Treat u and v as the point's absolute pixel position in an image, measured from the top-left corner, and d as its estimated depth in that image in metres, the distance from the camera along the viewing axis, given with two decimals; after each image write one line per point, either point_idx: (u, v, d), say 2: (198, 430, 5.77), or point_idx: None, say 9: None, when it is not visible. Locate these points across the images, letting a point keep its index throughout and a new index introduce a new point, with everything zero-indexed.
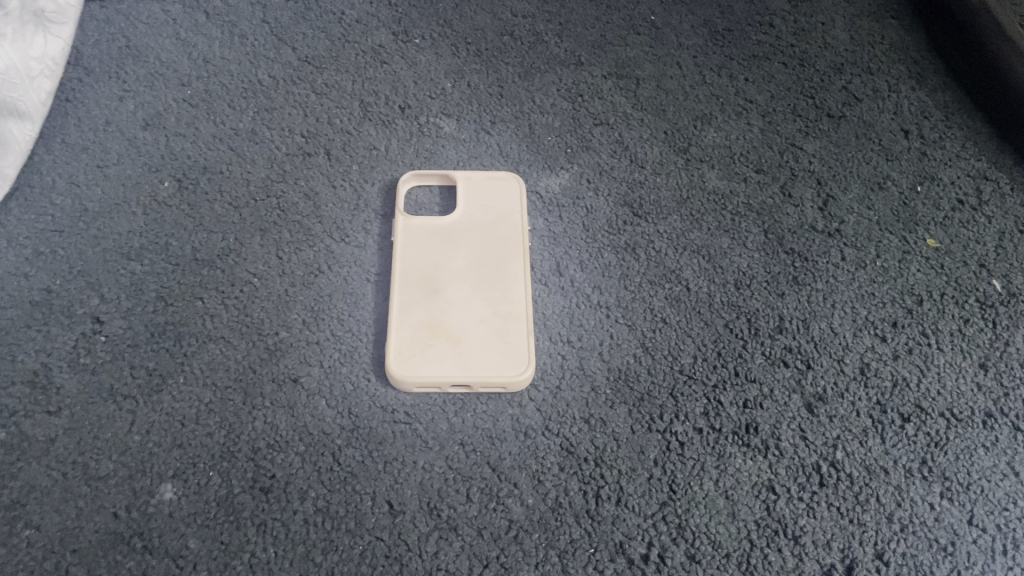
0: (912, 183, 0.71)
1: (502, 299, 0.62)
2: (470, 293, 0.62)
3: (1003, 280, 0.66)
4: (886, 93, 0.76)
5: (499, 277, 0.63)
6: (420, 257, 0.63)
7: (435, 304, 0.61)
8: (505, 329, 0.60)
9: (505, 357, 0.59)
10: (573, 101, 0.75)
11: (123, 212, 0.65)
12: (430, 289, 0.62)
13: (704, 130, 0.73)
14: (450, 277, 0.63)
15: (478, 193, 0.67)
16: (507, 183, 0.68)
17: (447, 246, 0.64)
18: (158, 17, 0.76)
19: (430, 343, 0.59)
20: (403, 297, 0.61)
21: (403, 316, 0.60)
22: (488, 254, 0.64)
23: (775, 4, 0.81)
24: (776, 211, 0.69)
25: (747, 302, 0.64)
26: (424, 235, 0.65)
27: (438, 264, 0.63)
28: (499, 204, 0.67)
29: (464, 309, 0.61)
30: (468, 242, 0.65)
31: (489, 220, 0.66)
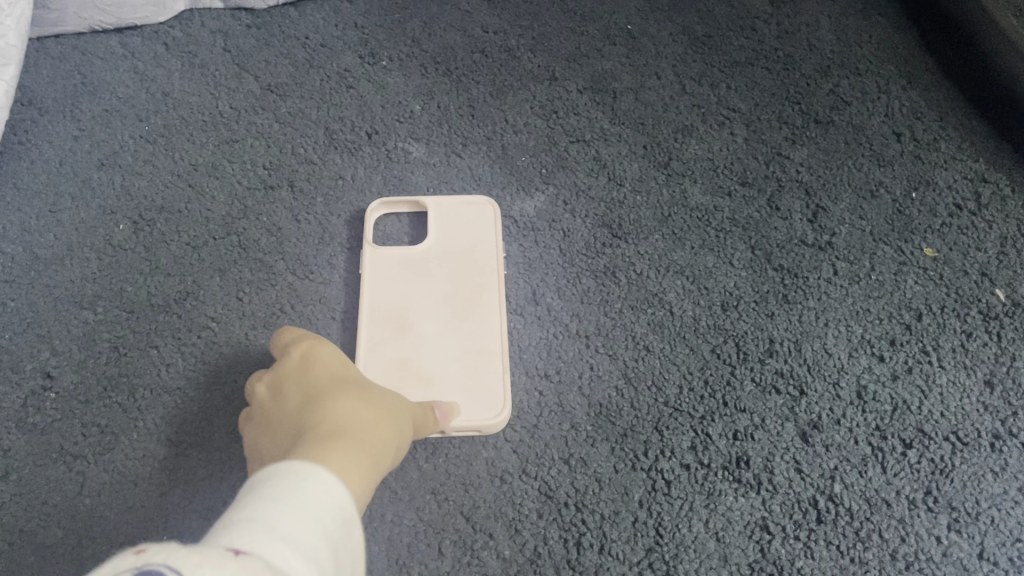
0: (906, 189, 0.68)
1: (476, 335, 0.58)
2: (442, 329, 0.59)
3: (1006, 289, 0.62)
4: (876, 95, 0.73)
5: (472, 311, 0.60)
6: (388, 291, 0.60)
7: (406, 343, 0.58)
8: (479, 367, 0.57)
9: (479, 401, 0.56)
10: (548, 118, 0.71)
11: (76, 259, 0.62)
12: (399, 327, 0.59)
13: (686, 142, 0.70)
14: (421, 312, 0.60)
15: (451, 220, 0.64)
16: (481, 208, 0.64)
17: (418, 279, 0.61)
18: (115, 50, 0.73)
19: (400, 386, 0.56)
20: (370, 337, 0.58)
21: (370, 358, 0.57)
22: (461, 286, 0.61)
23: (757, 6, 0.77)
24: (763, 226, 0.65)
25: (734, 324, 0.61)
26: (393, 267, 0.61)
27: (408, 299, 0.60)
28: (472, 231, 0.63)
29: (437, 346, 0.58)
30: (440, 273, 0.61)
31: (462, 249, 0.62)
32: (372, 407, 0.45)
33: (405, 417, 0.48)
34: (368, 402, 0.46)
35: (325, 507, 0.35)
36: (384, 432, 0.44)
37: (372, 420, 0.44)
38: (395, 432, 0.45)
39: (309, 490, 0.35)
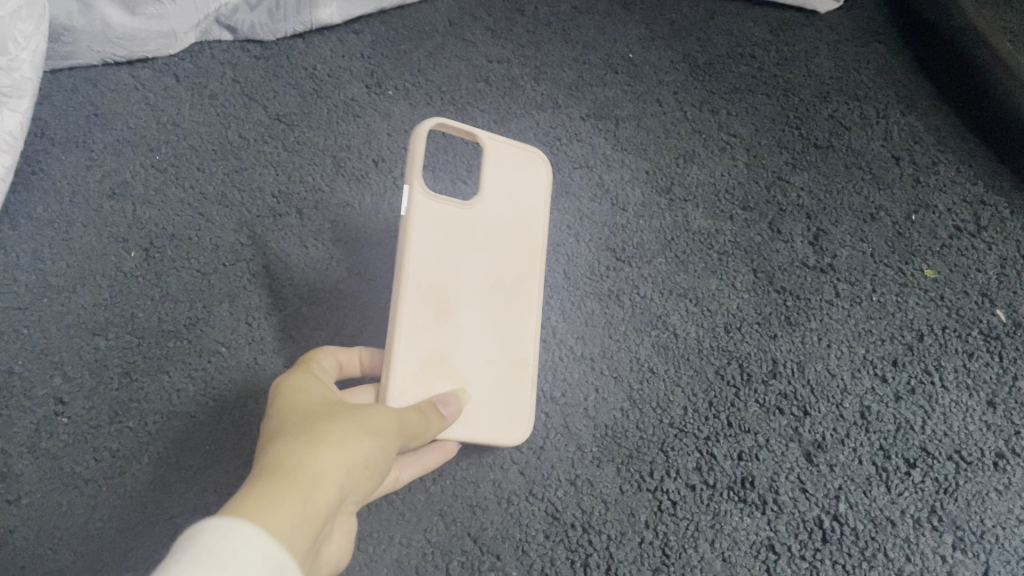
0: (906, 213, 0.68)
1: (515, 338, 0.55)
2: (484, 317, 0.53)
3: (1007, 310, 0.63)
4: (875, 120, 0.74)
5: (515, 302, 0.55)
6: (437, 251, 0.51)
7: (448, 326, 0.51)
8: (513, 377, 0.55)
9: (509, 419, 0.54)
10: (551, 145, 0.72)
11: (88, 286, 0.63)
12: (444, 301, 0.51)
13: (687, 167, 0.71)
14: (466, 288, 0.53)
15: (502, 171, 0.56)
16: (536, 167, 0.57)
17: (468, 241, 0.53)
18: (127, 82, 0.75)
19: (436, 381, 0.51)
20: (412, 308, 0.50)
21: (408, 337, 0.50)
22: (509, 266, 0.55)
23: (756, 34, 0.79)
24: (764, 249, 0.66)
25: (738, 346, 0.61)
26: (442, 229, 0.51)
27: (458, 267, 0.52)
28: (524, 192, 0.56)
29: (476, 337, 0.53)
30: (488, 239, 0.54)
31: (512, 216, 0.55)
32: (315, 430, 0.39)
33: (373, 421, 0.41)
34: (313, 426, 0.40)
35: (238, 565, 0.29)
36: (333, 451, 0.38)
37: (323, 447, 0.38)
38: (355, 443, 0.39)
39: (220, 545, 0.29)
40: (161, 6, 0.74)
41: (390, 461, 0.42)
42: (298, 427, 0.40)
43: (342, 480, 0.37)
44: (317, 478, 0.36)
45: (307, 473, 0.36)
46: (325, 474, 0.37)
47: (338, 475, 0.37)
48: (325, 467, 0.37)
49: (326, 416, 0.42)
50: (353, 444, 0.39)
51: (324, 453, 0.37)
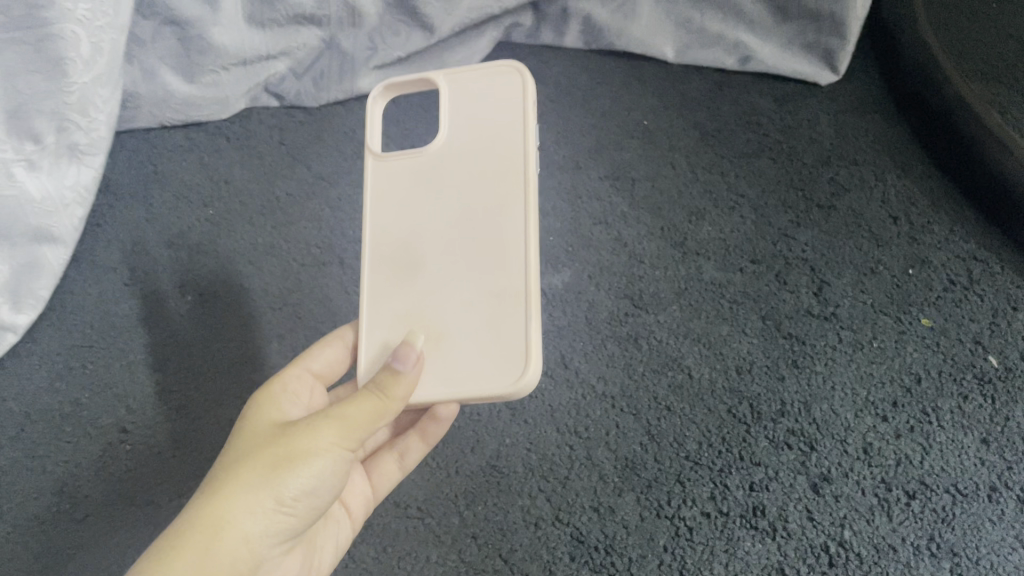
0: (903, 267, 0.74)
1: (496, 262, 0.53)
2: (456, 257, 0.55)
3: (998, 355, 0.68)
4: (873, 183, 0.80)
5: (494, 226, 0.54)
6: (397, 217, 0.57)
7: (412, 282, 0.55)
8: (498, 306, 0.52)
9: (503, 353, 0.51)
10: (572, 203, 0.78)
11: (149, 326, 0.70)
12: (408, 260, 0.56)
13: (699, 225, 0.77)
14: (432, 238, 0.56)
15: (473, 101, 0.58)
16: (508, 76, 0.58)
17: (432, 192, 0.57)
18: (180, 143, 0.82)
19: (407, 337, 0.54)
20: (376, 279, 0.56)
21: (375, 306, 0.56)
22: (480, 194, 0.56)
23: (761, 104, 0.85)
24: (772, 299, 0.72)
25: (748, 386, 0.66)
26: (402, 186, 0.58)
27: (422, 224, 0.57)
28: (498, 108, 0.57)
29: (449, 279, 0.54)
30: (455, 175, 0.57)
31: (484, 139, 0.57)
32: (241, 464, 0.44)
33: (300, 448, 0.45)
34: (246, 455, 0.45)
35: None
36: (245, 495, 0.43)
37: (239, 489, 0.43)
38: (271, 482, 0.44)
39: None
40: (217, 75, 0.80)
41: (335, 470, 0.46)
42: (237, 453, 0.45)
43: (251, 522, 0.43)
44: (223, 526, 0.42)
45: (214, 523, 0.42)
46: (232, 521, 0.42)
47: (244, 519, 0.43)
48: (234, 515, 0.43)
49: (269, 437, 0.46)
50: (268, 483, 0.44)
51: (231, 502, 0.43)
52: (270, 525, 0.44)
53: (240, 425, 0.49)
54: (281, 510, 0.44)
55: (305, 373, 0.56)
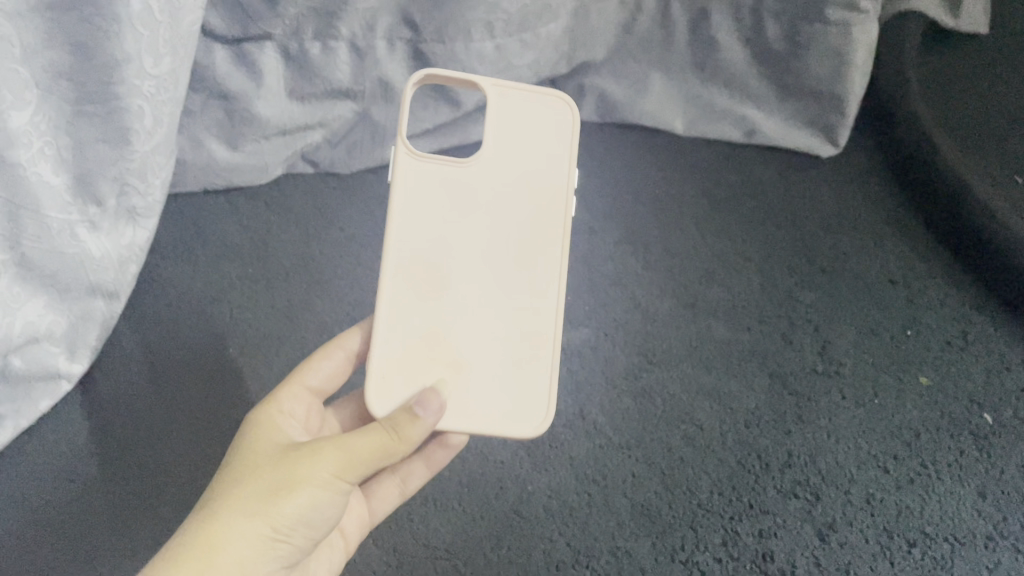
0: (902, 327, 0.79)
1: (525, 305, 0.60)
2: (483, 286, 0.60)
3: (993, 413, 0.73)
4: (872, 249, 0.85)
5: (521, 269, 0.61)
6: (421, 226, 0.60)
7: (436, 302, 0.59)
8: (524, 347, 0.60)
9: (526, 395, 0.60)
10: (588, 263, 0.83)
11: (195, 373, 0.78)
12: (432, 277, 0.59)
13: (709, 286, 0.82)
14: (459, 261, 0.60)
15: (516, 122, 0.62)
16: (558, 110, 0.62)
17: (463, 211, 0.60)
18: (222, 206, 0.88)
19: (427, 356, 0.59)
20: (396, 286, 0.59)
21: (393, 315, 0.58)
22: (514, 229, 0.61)
23: (766, 173, 0.91)
24: (778, 357, 0.76)
25: (757, 439, 0.72)
26: (433, 196, 0.60)
27: (448, 243, 0.60)
28: (543, 141, 0.62)
29: (476, 308, 0.60)
30: (489, 201, 0.61)
31: (525, 171, 0.61)
32: (243, 490, 0.49)
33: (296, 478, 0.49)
34: (245, 482, 0.50)
35: None
36: (241, 519, 0.48)
37: (237, 511, 0.48)
38: (266, 509, 0.48)
39: None
40: (260, 144, 0.86)
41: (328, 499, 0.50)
42: (237, 479, 0.50)
43: (245, 543, 0.47)
44: (219, 548, 0.47)
45: (212, 545, 0.47)
46: (229, 544, 0.47)
47: (239, 542, 0.47)
48: (230, 535, 0.47)
49: (267, 465, 0.51)
50: (264, 509, 0.48)
51: (228, 523, 0.47)
52: (266, 546, 0.49)
53: (241, 451, 0.54)
54: (275, 535, 0.49)
55: (302, 390, 0.62)
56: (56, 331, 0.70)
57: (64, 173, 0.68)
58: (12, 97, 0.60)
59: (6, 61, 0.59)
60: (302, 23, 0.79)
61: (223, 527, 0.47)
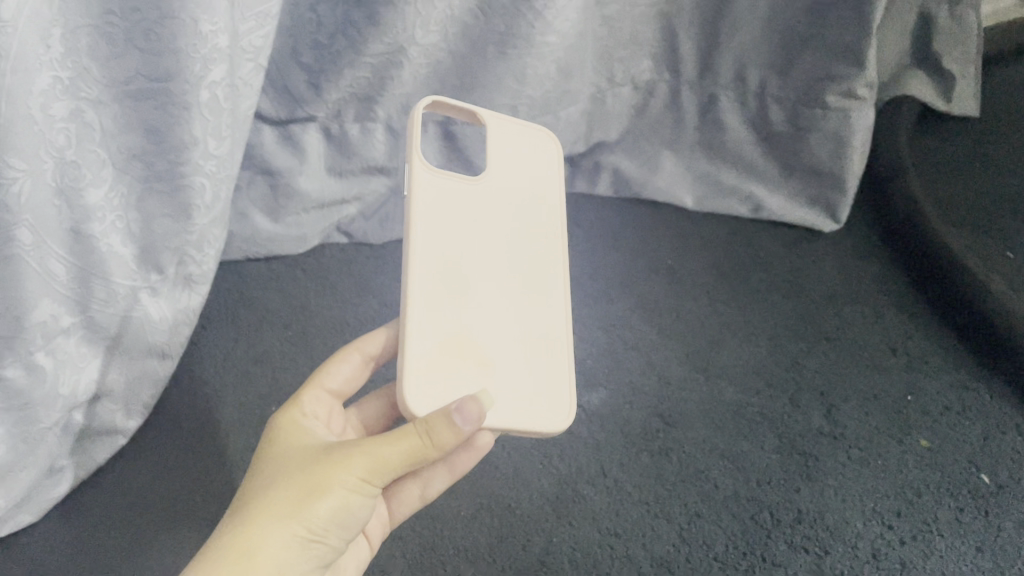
0: (903, 392, 0.84)
1: (534, 310, 0.65)
2: (498, 293, 0.63)
3: (990, 474, 0.78)
4: (873, 319, 0.91)
5: (528, 278, 0.65)
6: (444, 231, 0.60)
7: (461, 304, 0.60)
8: (535, 348, 0.63)
9: (547, 389, 0.63)
10: (606, 329, 0.89)
11: (240, 432, 0.83)
12: (456, 280, 0.60)
13: (720, 351, 0.88)
14: (476, 268, 0.62)
15: (512, 151, 0.67)
16: (544, 143, 0.70)
17: (478, 222, 0.63)
18: (264, 274, 0.94)
19: (458, 356, 0.58)
20: (425, 286, 0.58)
21: (426, 314, 0.57)
22: (519, 241, 0.65)
23: (771, 249, 0.99)
24: (787, 419, 0.82)
25: (768, 496, 0.76)
26: (445, 205, 0.61)
27: (465, 251, 0.61)
28: (534, 167, 0.68)
29: (494, 313, 0.62)
30: (498, 216, 0.64)
31: (523, 194, 0.67)
32: (277, 496, 0.51)
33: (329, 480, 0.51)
34: (279, 488, 0.52)
35: None
36: (277, 524, 0.50)
37: (274, 515, 0.50)
38: (300, 512, 0.51)
39: None
40: (299, 216, 0.94)
41: (359, 500, 0.52)
42: (270, 486, 0.53)
43: (280, 544, 0.50)
44: (257, 551, 0.49)
45: (250, 548, 0.49)
46: (267, 546, 0.49)
47: (276, 543, 0.50)
48: (267, 537, 0.50)
49: (297, 471, 0.53)
50: (299, 512, 0.51)
51: (266, 524, 0.50)
52: (301, 548, 0.51)
53: (271, 460, 0.56)
54: (309, 537, 0.51)
55: (322, 393, 0.66)
56: (116, 390, 0.77)
57: (131, 245, 0.75)
58: (90, 175, 0.68)
59: (86, 144, 0.68)
60: (344, 105, 0.90)
61: (260, 529, 0.50)
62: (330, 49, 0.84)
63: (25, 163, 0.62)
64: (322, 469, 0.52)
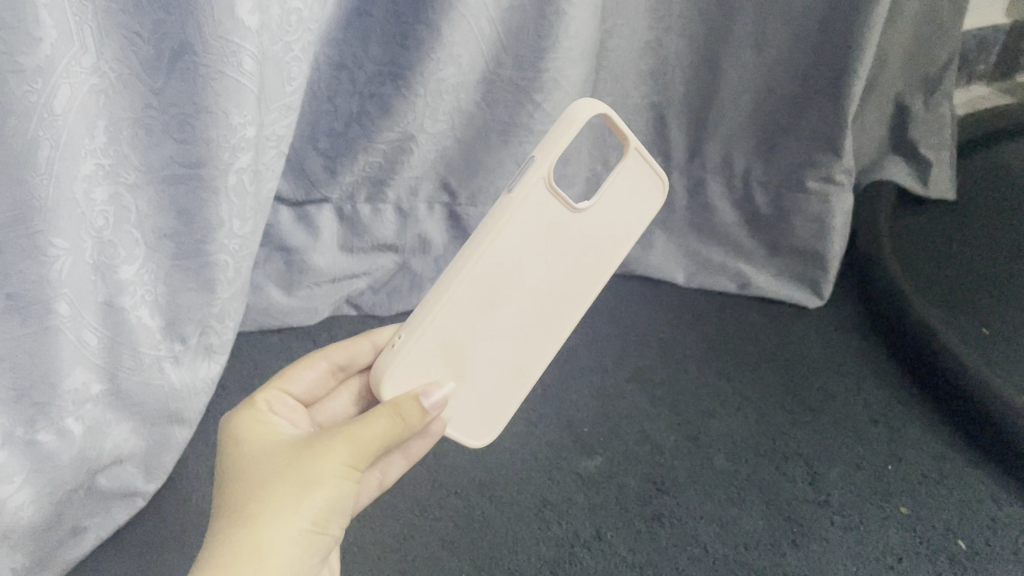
0: (883, 462, 0.88)
1: (538, 346, 0.64)
2: (524, 315, 0.61)
3: (967, 540, 0.81)
4: (855, 392, 0.96)
5: (557, 318, 0.63)
6: (516, 250, 0.57)
7: (480, 320, 0.59)
8: (512, 377, 0.64)
9: (493, 413, 0.65)
10: (601, 399, 0.95)
11: None
12: (497, 294, 0.58)
13: (710, 421, 0.92)
14: (518, 290, 0.59)
15: (631, 190, 0.62)
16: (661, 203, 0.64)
17: (550, 252, 0.59)
18: (275, 344, 0.99)
19: (442, 362, 0.59)
20: (464, 295, 0.56)
21: (447, 317, 0.57)
22: (574, 284, 0.62)
23: (759, 323, 1.05)
24: (773, 486, 0.86)
25: (755, 560, 0.79)
26: (535, 228, 0.57)
27: (524, 276, 0.58)
28: (638, 218, 0.63)
29: (507, 333, 0.61)
30: (573, 254, 0.61)
31: (613, 234, 0.62)
32: (271, 493, 0.52)
33: (324, 469, 0.52)
34: (270, 483, 0.52)
35: None
36: (281, 521, 0.51)
37: (274, 514, 0.51)
38: (301, 506, 0.51)
39: None
40: (311, 290, 0.99)
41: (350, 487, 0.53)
42: (258, 483, 0.52)
43: (287, 541, 0.50)
44: (266, 549, 0.50)
45: (257, 549, 0.50)
46: (274, 544, 0.50)
47: (283, 540, 0.50)
48: (274, 535, 0.50)
49: (283, 463, 0.53)
50: (298, 507, 0.51)
51: (270, 524, 0.50)
52: (305, 543, 0.52)
53: (247, 458, 0.56)
54: (313, 530, 0.52)
55: (285, 395, 0.67)
56: (136, 454, 0.81)
57: (159, 318, 0.81)
58: (123, 253, 0.75)
59: (123, 224, 0.75)
60: (356, 188, 0.97)
61: (263, 530, 0.50)
62: (345, 137, 0.92)
63: (66, 242, 0.69)
64: (309, 460, 0.52)
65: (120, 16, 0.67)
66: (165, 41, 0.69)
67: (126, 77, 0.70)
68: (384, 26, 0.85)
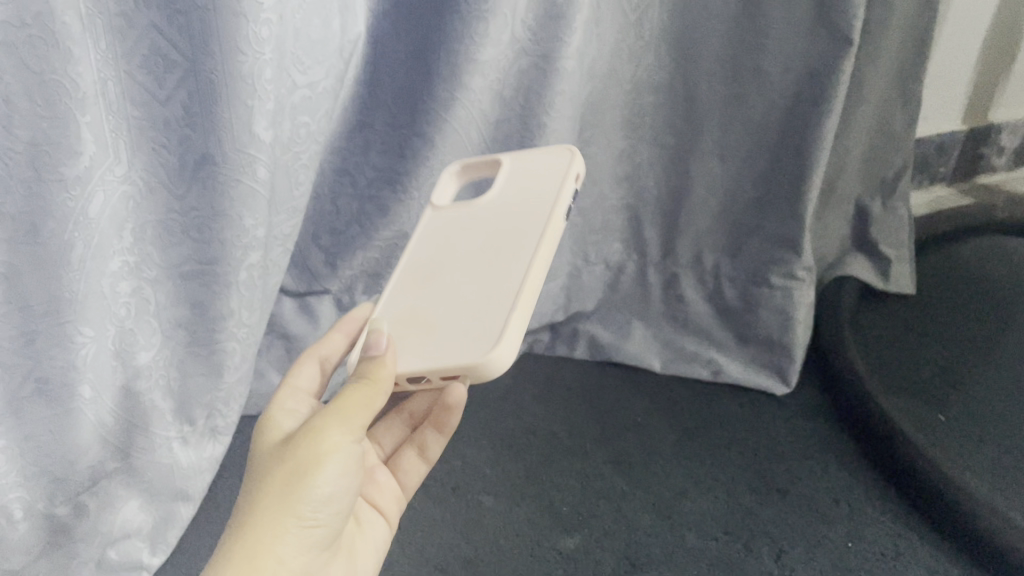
0: (845, 540, 0.94)
1: (503, 273, 0.69)
2: (463, 272, 0.72)
3: None
4: (820, 475, 1.02)
5: (506, 254, 0.71)
6: (432, 249, 0.77)
7: (425, 289, 0.73)
8: (487, 299, 0.67)
9: (482, 332, 0.64)
10: (582, 480, 1.01)
11: None
12: (431, 273, 0.74)
13: (683, 502, 0.98)
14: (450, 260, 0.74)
15: (524, 170, 0.80)
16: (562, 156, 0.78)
17: (462, 233, 0.77)
18: None
19: (405, 323, 0.70)
20: (397, 289, 0.75)
21: (388, 302, 0.73)
22: (508, 231, 0.74)
23: (731, 408, 1.12)
24: (741, 562, 0.91)
25: None
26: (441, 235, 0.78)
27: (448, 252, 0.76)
28: (541, 178, 0.78)
29: (461, 282, 0.71)
30: (490, 222, 0.76)
31: (521, 197, 0.77)
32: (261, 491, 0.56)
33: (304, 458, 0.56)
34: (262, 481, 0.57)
35: None
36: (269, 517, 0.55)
37: (264, 508, 0.56)
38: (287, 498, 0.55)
39: None
40: None
41: (338, 464, 0.57)
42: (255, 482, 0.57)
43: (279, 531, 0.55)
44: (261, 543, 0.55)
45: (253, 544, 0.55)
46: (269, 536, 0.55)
47: (275, 531, 0.55)
48: (268, 529, 0.55)
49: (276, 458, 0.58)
50: (286, 500, 0.56)
51: (261, 520, 0.55)
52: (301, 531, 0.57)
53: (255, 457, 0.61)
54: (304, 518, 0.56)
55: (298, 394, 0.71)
56: (144, 529, 0.87)
57: (171, 400, 0.89)
58: (142, 340, 0.83)
59: (144, 314, 0.83)
60: (355, 281, 1.05)
61: (258, 526, 0.55)
62: (346, 234, 1.01)
63: (91, 330, 0.78)
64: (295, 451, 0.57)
65: (150, 132, 0.76)
66: (188, 153, 0.77)
67: (153, 184, 0.79)
68: (382, 137, 0.95)
